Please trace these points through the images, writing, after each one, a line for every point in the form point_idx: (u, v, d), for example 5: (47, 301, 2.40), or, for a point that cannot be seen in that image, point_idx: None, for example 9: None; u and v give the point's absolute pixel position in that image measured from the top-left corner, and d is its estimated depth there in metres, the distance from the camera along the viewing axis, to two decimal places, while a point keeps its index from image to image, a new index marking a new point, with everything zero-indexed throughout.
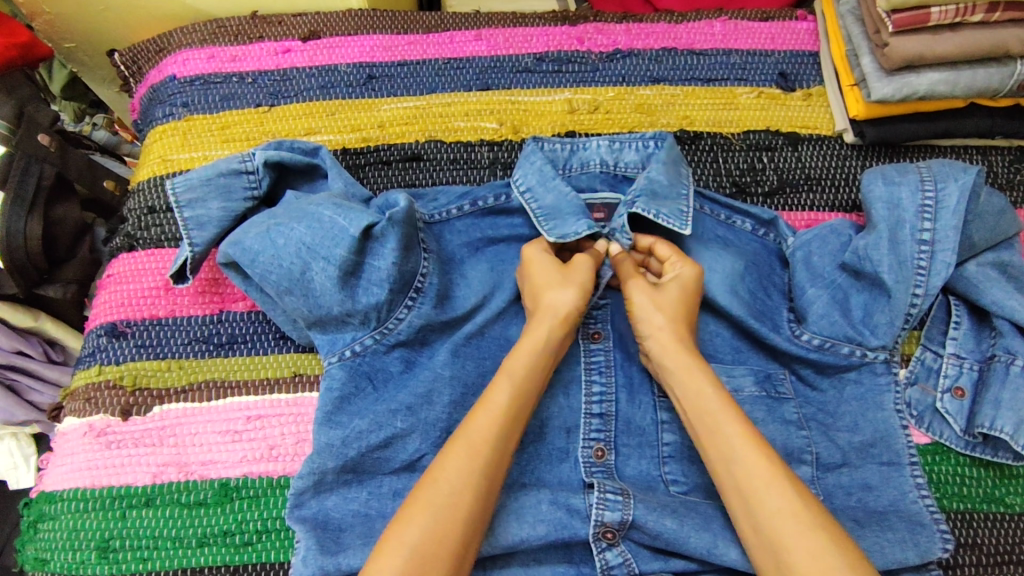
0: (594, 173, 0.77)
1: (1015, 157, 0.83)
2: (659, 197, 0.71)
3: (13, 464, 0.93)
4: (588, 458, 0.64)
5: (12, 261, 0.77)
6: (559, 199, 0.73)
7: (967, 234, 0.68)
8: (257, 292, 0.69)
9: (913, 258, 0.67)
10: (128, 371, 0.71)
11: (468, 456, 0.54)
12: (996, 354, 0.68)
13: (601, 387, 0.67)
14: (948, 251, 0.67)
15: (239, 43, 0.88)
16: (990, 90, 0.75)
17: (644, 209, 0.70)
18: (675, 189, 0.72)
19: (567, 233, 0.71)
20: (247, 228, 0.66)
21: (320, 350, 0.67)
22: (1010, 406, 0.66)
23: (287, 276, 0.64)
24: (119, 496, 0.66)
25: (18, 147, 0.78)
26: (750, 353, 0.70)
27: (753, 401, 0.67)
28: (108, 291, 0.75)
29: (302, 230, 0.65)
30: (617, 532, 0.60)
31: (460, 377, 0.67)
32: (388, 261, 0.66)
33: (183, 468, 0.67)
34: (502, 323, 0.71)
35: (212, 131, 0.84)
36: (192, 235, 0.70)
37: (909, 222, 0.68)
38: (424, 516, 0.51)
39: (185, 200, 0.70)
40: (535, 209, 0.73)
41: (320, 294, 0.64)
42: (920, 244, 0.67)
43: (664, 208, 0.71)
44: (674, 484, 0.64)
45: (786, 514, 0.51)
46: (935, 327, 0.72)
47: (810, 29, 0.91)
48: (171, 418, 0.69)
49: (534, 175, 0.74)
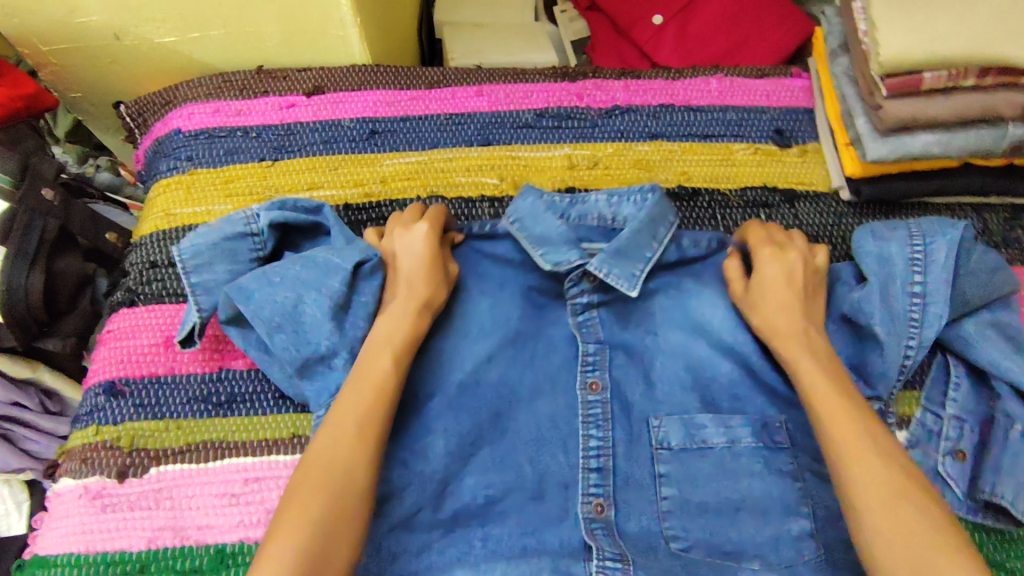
0: (591, 225, 0.75)
1: (1009, 215, 0.84)
2: (619, 254, 0.70)
3: (4, 511, 0.89)
4: (589, 516, 0.64)
5: (11, 316, 0.77)
6: (554, 231, 0.72)
7: (960, 291, 0.70)
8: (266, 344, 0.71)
9: (906, 312, 0.68)
10: (126, 432, 0.70)
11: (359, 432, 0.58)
12: (995, 418, 0.69)
13: (599, 441, 0.67)
14: (938, 304, 0.68)
15: (244, 97, 0.90)
16: (984, 150, 0.76)
17: (597, 266, 0.70)
18: (638, 249, 0.71)
19: (559, 262, 0.71)
20: (261, 286, 0.67)
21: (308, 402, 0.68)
22: (1009, 471, 0.67)
23: (281, 311, 0.67)
24: (113, 562, 0.65)
25: (23, 199, 0.78)
26: (749, 401, 0.70)
27: (751, 453, 0.67)
28: (108, 347, 0.75)
29: (297, 269, 0.68)
30: None
31: (461, 434, 0.67)
32: (369, 297, 0.68)
33: (179, 533, 0.66)
34: (503, 373, 0.70)
35: (216, 185, 0.85)
36: (200, 300, 0.70)
37: (900, 276, 0.69)
38: (325, 491, 0.54)
39: (193, 265, 0.70)
40: (526, 236, 0.72)
41: (311, 330, 0.67)
42: (912, 297, 0.68)
43: (616, 267, 0.70)
44: (676, 541, 0.64)
45: (875, 479, 0.56)
46: (934, 387, 0.72)
47: (805, 86, 0.92)
48: (167, 479, 0.68)
49: (528, 210, 0.73)
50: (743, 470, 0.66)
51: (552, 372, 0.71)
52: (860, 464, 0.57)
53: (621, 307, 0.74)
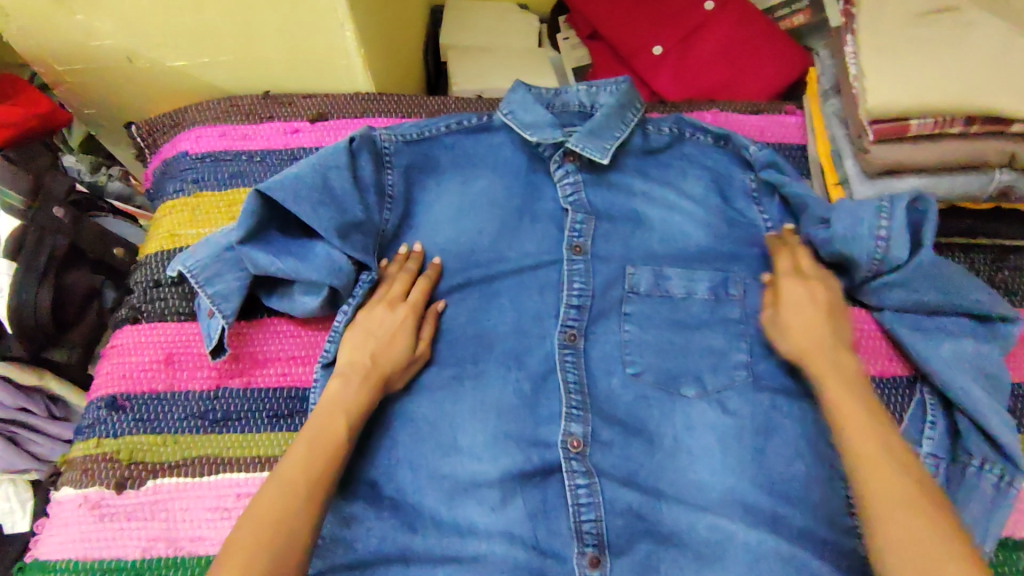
0: (572, 112, 0.89)
1: (998, 255, 0.85)
2: (592, 134, 0.84)
3: (9, 509, 0.95)
4: (583, 567, 0.67)
5: (20, 327, 0.80)
6: (538, 115, 0.86)
7: (924, 299, 0.77)
8: (284, 240, 0.76)
9: (872, 233, 0.74)
10: (125, 445, 0.73)
11: (278, 484, 0.60)
12: (959, 456, 0.73)
13: (584, 476, 0.70)
14: (901, 246, 0.74)
15: (250, 121, 0.93)
16: (971, 195, 0.77)
17: (575, 144, 0.84)
18: (609, 130, 0.85)
19: (545, 137, 0.85)
20: (281, 181, 0.75)
21: (320, 272, 0.75)
22: (965, 503, 0.71)
23: (311, 185, 0.76)
24: (108, 570, 0.68)
25: (36, 218, 0.82)
26: (739, 439, 0.73)
27: (734, 486, 0.71)
28: (111, 362, 0.78)
29: (302, 167, 0.78)
30: None
31: (458, 445, 0.73)
32: (369, 173, 0.81)
33: (172, 543, 0.69)
34: (499, 393, 0.76)
35: (220, 207, 0.87)
36: (221, 309, 0.74)
37: (869, 216, 0.75)
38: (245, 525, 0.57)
39: (204, 279, 0.73)
40: (516, 122, 0.86)
41: (341, 196, 0.77)
42: (878, 230, 0.74)
43: (590, 144, 0.84)
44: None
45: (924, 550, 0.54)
46: (914, 426, 0.76)
47: (798, 123, 0.94)
48: (163, 493, 0.71)
49: (516, 101, 0.88)
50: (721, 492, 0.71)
51: (534, 398, 0.76)
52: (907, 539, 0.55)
53: (603, 354, 0.79)
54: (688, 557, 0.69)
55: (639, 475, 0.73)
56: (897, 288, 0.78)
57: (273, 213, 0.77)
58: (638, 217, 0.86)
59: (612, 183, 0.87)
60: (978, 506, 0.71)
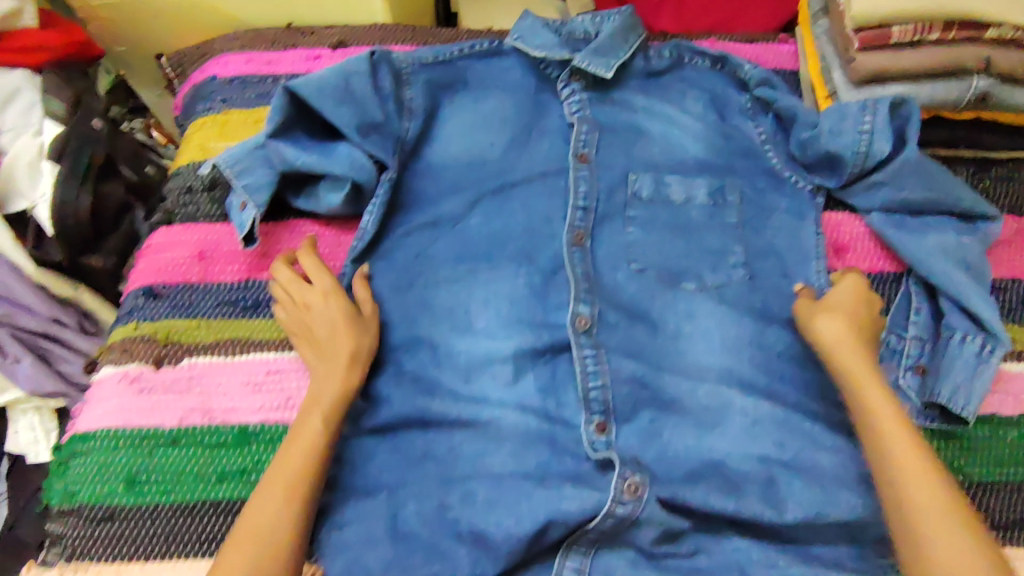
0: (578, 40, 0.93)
1: (978, 167, 0.91)
2: (597, 52, 0.90)
3: (35, 438, 1.01)
4: (591, 434, 0.71)
5: (62, 227, 0.88)
6: (546, 39, 0.91)
7: (907, 195, 0.82)
8: (310, 141, 0.83)
9: (856, 127, 0.82)
10: (162, 326, 0.79)
11: (273, 492, 0.63)
12: (942, 332, 0.78)
13: (594, 352, 0.75)
14: (882, 136, 0.81)
15: (275, 49, 0.98)
16: (951, 102, 0.83)
17: (582, 61, 0.89)
18: (614, 49, 0.90)
19: (551, 55, 0.90)
20: (306, 78, 0.82)
21: (345, 165, 0.81)
22: (948, 375, 0.76)
23: (335, 86, 0.82)
24: (149, 436, 0.73)
25: (76, 128, 0.90)
26: (736, 325, 0.79)
27: (729, 365, 0.77)
28: (147, 258, 0.83)
29: (329, 71, 0.83)
30: (640, 488, 0.67)
31: (472, 328, 0.77)
32: (388, 84, 0.85)
33: (207, 413, 0.74)
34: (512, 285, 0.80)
35: (248, 124, 0.93)
36: (252, 200, 0.79)
37: (853, 117, 0.82)
38: (251, 544, 0.60)
39: (237, 171, 0.79)
40: (526, 45, 0.90)
41: (362, 98, 0.82)
42: (862, 129, 0.81)
43: (594, 61, 0.89)
44: (668, 443, 0.72)
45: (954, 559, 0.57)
46: (899, 313, 0.81)
47: (791, 50, 1.00)
48: (198, 369, 0.76)
49: (525, 27, 0.92)
50: (718, 371, 0.77)
51: (546, 290, 0.80)
52: (940, 542, 0.58)
53: (608, 251, 0.82)
54: (690, 425, 0.73)
55: (644, 354, 0.77)
56: (886, 186, 0.83)
57: (299, 115, 0.83)
58: (643, 131, 0.90)
59: (614, 101, 0.92)
60: (961, 376, 0.76)
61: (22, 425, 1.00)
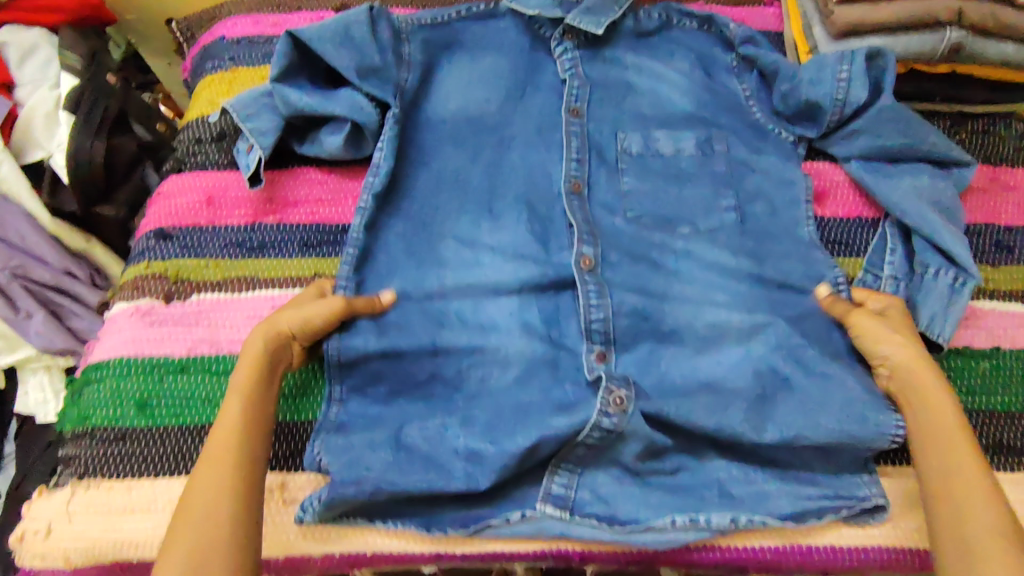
0: None
1: (955, 122, 0.95)
2: (589, 11, 0.92)
3: (44, 398, 1.00)
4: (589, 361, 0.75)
5: (76, 175, 0.94)
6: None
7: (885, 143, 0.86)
8: (314, 88, 0.87)
9: (835, 73, 0.86)
10: (172, 265, 0.82)
11: (215, 467, 0.60)
12: (917, 268, 0.82)
13: (593, 286, 0.78)
14: (859, 83, 0.85)
15: (281, 12, 1.03)
16: (927, 53, 0.87)
17: (574, 18, 0.92)
18: (605, 8, 0.93)
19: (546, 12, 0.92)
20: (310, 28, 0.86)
21: (346, 110, 0.84)
22: (923, 304, 0.80)
23: (338, 35, 0.86)
24: (159, 364, 0.77)
25: (92, 83, 0.96)
26: (723, 263, 0.82)
27: (719, 300, 0.80)
28: (158, 205, 0.87)
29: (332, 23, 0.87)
30: (625, 401, 0.70)
31: (470, 268, 0.81)
32: (387, 35, 0.88)
33: (215, 344, 0.78)
34: (508, 228, 0.84)
35: (255, 81, 0.97)
36: (258, 142, 0.84)
37: (831, 66, 0.86)
38: (194, 519, 0.57)
39: (245, 115, 0.85)
40: (520, 4, 0.93)
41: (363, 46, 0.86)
42: (840, 75, 0.85)
43: (585, 18, 0.92)
44: (658, 371, 0.76)
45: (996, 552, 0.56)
46: (876, 254, 0.85)
47: (775, 13, 1.04)
48: (205, 304, 0.80)
49: None
50: (706, 305, 0.80)
51: (542, 234, 0.83)
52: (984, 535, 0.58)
53: (602, 197, 0.86)
54: (678, 355, 0.77)
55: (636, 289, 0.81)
56: (864, 134, 0.87)
57: (304, 63, 0.88)
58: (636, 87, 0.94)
59: (606, 59, 0.94)
60: (934, 304, 0.80)
61: (33, 384, 1.00)
